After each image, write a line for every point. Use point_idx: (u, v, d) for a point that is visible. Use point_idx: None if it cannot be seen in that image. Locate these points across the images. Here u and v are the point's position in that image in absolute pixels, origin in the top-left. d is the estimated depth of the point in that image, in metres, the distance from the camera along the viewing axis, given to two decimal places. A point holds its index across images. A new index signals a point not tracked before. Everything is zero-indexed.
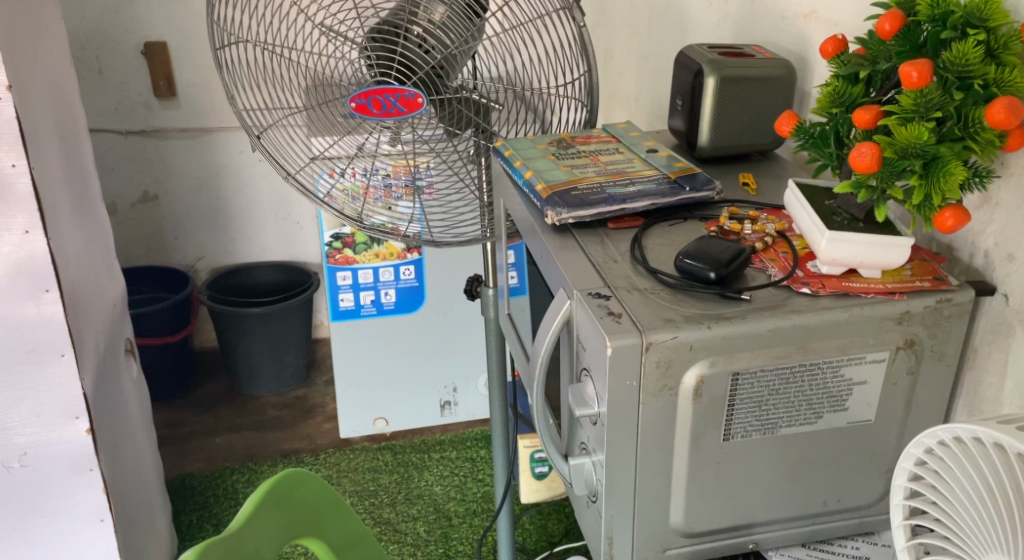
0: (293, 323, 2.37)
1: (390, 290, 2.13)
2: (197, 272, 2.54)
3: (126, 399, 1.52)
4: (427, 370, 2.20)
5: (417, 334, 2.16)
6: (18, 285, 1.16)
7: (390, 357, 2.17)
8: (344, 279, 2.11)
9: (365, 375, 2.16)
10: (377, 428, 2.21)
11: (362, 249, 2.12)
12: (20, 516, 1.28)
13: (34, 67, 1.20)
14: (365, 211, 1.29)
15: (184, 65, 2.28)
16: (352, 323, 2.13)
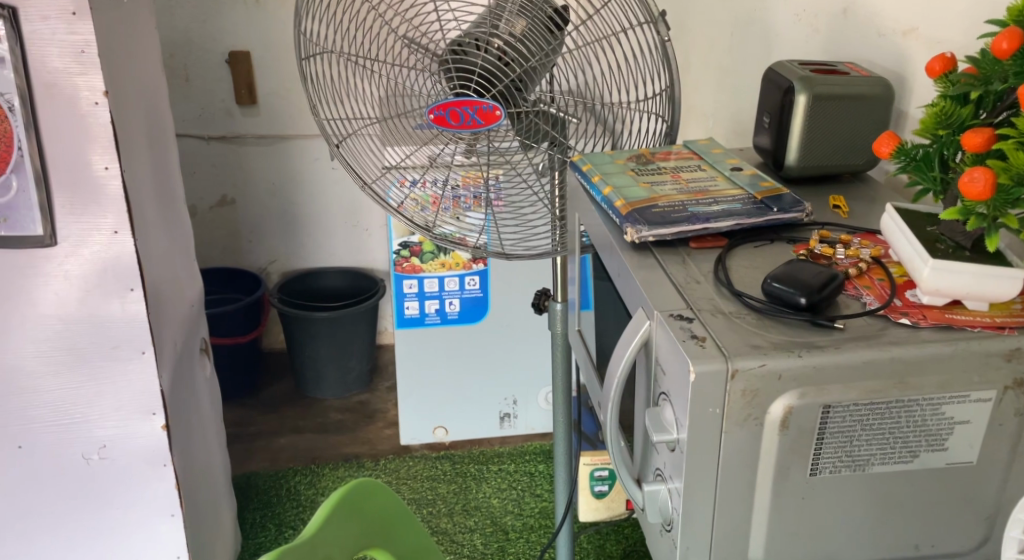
0: (360, 329, 2.39)
1: (455, 300, 2.13)
2: (268, 275, 2.59)
3: (199, 397, 1.56)
4: (490, 381, 2.19)
5: (481, 345, 2.16)
6: (106, 283, 1.20)
7: (455, 367, 2.17)
8: (410, 287, 2.12)
9: (428, 384, 2.17)
10: (437, 437, 2.21)
11: (428, 258, 2.13)
12: (97, 507, 1.32)
13: (129, 72, 1.24)
14: (432, 220, 1.29)
15: (266, 73, 2.33)
16: (417, 331, 2.14)
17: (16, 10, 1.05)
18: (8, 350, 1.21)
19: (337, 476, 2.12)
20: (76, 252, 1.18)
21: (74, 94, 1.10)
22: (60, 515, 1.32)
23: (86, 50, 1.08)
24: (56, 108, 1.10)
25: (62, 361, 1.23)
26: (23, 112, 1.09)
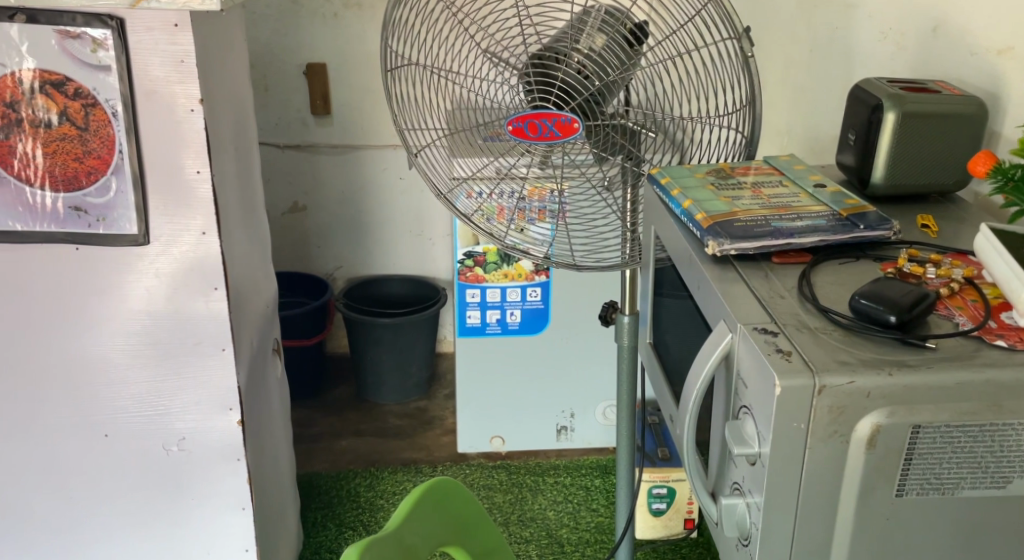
0: (422, 336, 2.43)
1: (516, 310, 2.12)
2: (335, 281, 2.65)
3: (271, 395, 1.60)
4: (551, 394, 2.19)
5: (543, 356, 2.16)
6: (192, 282, 1.25)
7: (516, 377, 2.18)
8: (472, 296, 2.12)
9: (487, 394, 2.19)
10: (494, 447, 2.23)
11: (491, 269, 2.12)
12: (175, 495, 1.38)
13: (221, 82, 1.29)
14: (497, 230, 1.32)
15: (342, 85, 2.39)
16: (479, 340, 2.15)
17: (123, 21, 1.11)
18: (98, 344, 1.27)
19: (395, 480, 2.16)
20: (166, 251, 1.23)
21: (171, 101, 1.15)
22: (139, 504, 1.37)
23: (185, 60, 1.13)
24: (154, 114, 1.16)
25: (149, 355, 1.29)
26: (124, 117, 1.15)
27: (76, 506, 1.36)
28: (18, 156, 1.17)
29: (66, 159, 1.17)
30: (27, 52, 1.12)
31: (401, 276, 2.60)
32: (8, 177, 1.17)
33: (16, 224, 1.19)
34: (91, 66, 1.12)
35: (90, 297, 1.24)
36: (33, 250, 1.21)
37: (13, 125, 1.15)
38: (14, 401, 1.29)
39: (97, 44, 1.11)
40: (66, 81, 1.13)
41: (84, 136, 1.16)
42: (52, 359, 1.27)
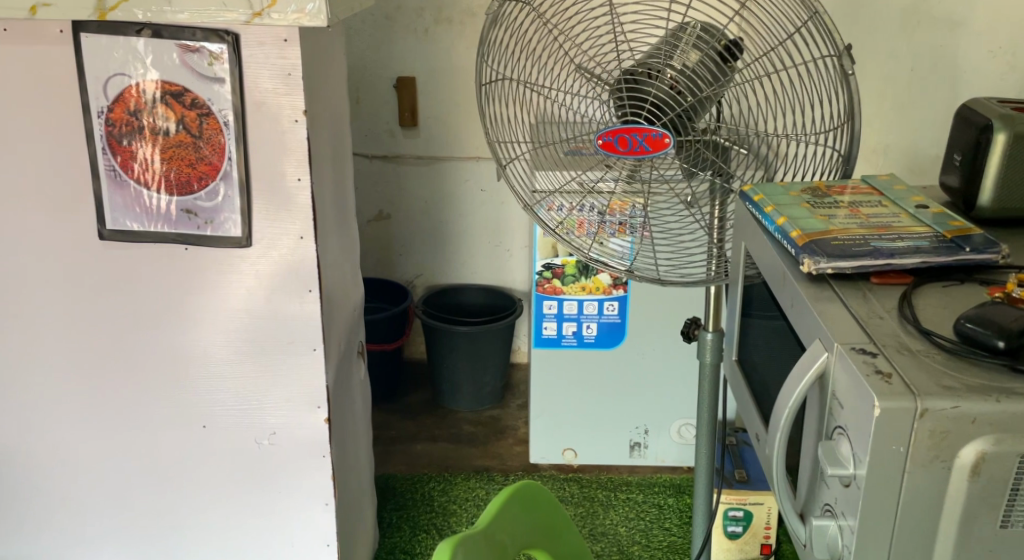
0: (498, 346, 2.45)
1: (593, 323, 2.11)
2: (414, 289, 2.70)
3: (354, 396, 1.65)
4: (626, 409, 2.18)
5: (618, 371, 2.15)
6: (288, 284, 1.30)
7: (592, 391, 2.17)
8: (550, 308, 2.10)
9: (561, 406, 2.19)
10: (566, 459, 2.23)
11: (569, 281, 2.10)
12: (264, 487, 1.43)
13: (322, 93, 1.35)
14: (577, 244, 1.33)
15: (430, 98, 2.45)
16: (554, 352, 2.14)
17: (238, 36, 1.17)
18: (199, 339, 1.33)
19: (469, 486, 2.18)
20: (266, 253, 1.28)
21: (278, 112, 1.21)
22: (231, 493, 1.43)
23: (293, 73, 1.19)
24: (261, 124, 1.21)
25: (245, 352, 1.34)
26: (235, 126, 1.21)
27: (173, 492, 1.43)
28: (138, 161, 1.24)
29: (181, 165, 1.24)
30: (151, 65, 1.19)
31: (479, 285, 2.63)
32: (128, 180, 1.25)
33: (133, 224, 1.26)
34: (208, 78, 1.19)
35: (196, 294, 1.31)
36: (145, 249, 1.28)
37: (135, 132, 1.22)
38: (121, 390, 1.37)
39: (214, 58, 1.18)
40: (185, 92, 1.20)
41: (197, 144, 1.23)
42: (156, 352, 1.34)
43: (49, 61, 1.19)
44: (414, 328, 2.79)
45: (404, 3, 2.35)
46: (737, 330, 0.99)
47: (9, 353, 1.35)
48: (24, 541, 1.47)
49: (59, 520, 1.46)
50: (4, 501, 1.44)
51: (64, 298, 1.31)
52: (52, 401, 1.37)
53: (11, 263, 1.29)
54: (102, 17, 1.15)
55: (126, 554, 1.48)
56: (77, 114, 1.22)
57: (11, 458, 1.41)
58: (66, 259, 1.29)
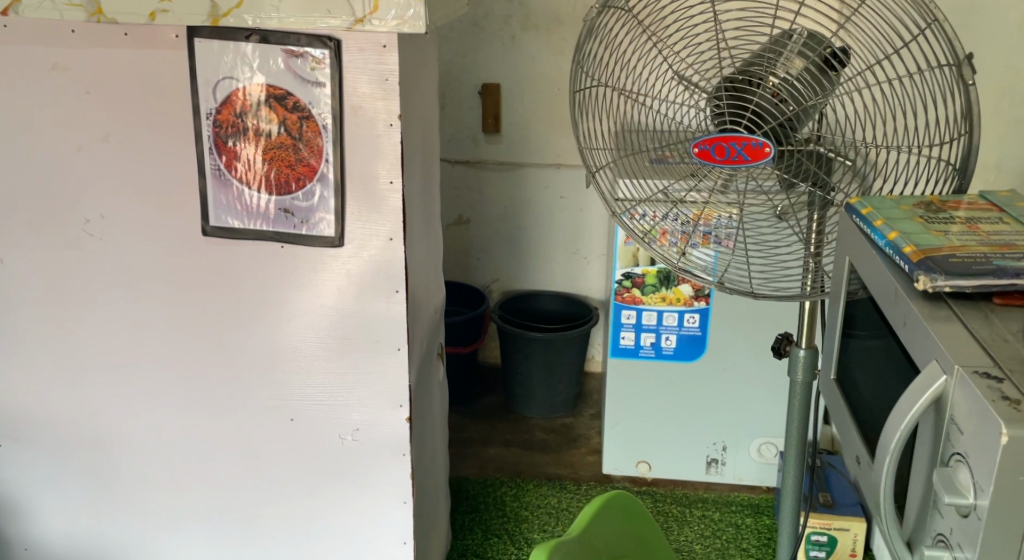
0: (572, 354, 2.44)
1: (672, 335, 2.07)
2: (491, 293, 2.71)
3: (433, 398, 1.66)
4: (704, 424, 2.14)
5: (697, 385, 2.11)
6: (377, 284, 1.33)
7: (668, 404, 2.13)
8: (628, 318, 2.08)
9: (636, 418, 2.16)
10: (640, 472, 2.20)
11: (649, 291, 2.06)
12: (345, 482, 1.46)
13: (415, 99, 1.37)
14: (661, 252, 1.33)
15: (515, 105, 2.46)
16: (631, 362, 2.11)
17: (340, 42, 1.20)
18: (288, 335, 1.37)
19: (541, 493, 2.17)
20: (357, 253, 1.31)
21: (374, 116, 1.23)
22: (314, 485, 1.47)
23: (390, 78, 1.21)
24: (357, 127, 1.24)
25: (333, 349, 1.37)
26: (333, 129, 1.24)
27: (260, 482, 1.48)
28: (242, 161, 1.28)
29: (281, 166, 1.27)
30: (258, 69, 1.23)
31: (555, 292, 2.62)
32: (232, 179, 1.29)
33: (234, 222, 1.31)
34: (310, 83, 1.22)
35: (288, 291, 1.34)
36: (240, 246, 1.32)
37: (240, 133, 1.27)
38: (214, 381, 1.41)
39: (317, 63, 1.21)
40: (287, 96, 1.24)
41: (297, 146, 1.26)
42: (248, 346, 1.38)
43: (164, 65, 1.24)
44: (489, 332, 2.80)
45: (492, 11, 2.37)
46: (837, 345, 0.94)
47: (112, 341, 1.41)
48: (119, 521, 1.53)
49: (152, 503, 1.51)
50: (102, 482, 1.51)
51: (165, 291, 1.37)
52: (150, 389, 1.43)
53: (117, 255, 1.35)
54: (215, 22, 1.19)
55: (212, 539, 1.53)
56: (187, 115, 1.27)
57: (110, 441, 1.48)
58: (168, 253, 1.34)
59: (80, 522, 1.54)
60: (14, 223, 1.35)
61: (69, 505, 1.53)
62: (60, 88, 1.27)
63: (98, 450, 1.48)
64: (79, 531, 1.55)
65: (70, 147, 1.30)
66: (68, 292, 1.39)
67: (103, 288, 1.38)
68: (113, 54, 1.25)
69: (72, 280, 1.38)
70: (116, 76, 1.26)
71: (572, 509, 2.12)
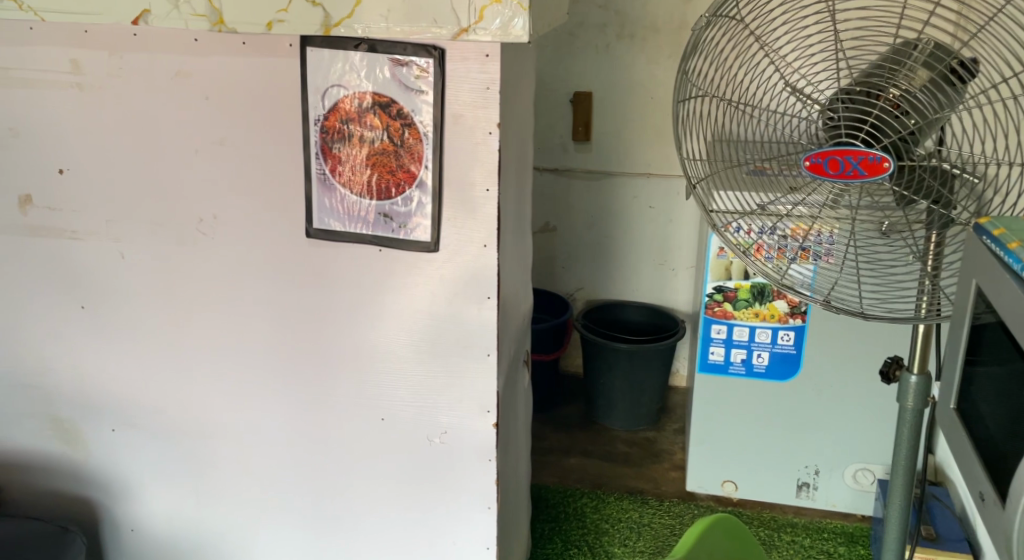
0: (657, 367, 2.39)
1: (764, 352, 2.01)
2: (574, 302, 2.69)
3: (518, 405, 1.66)
4: (795, 446, 2.06)
5: (789, 405, 2.03)
6: (468, 289, 1.33)
7: (757, 423, 2.07)
8: (718, 332, 2.02)
9: (722, 436, 2.10)
10: (725, 491, 2.15)
11: (742, 306, 1.99)
12: (431, 484, 1.47)
13: (513, 107, 1.37)
14: (762, 268, 1.30)
15: (608, 114, 2.44)
16: (720, 378, 2.06)
17: (445, 52, 1.22)
18: (380, 336, 1.39)
19: (622, 507, 2.14)
20: (450, 259, 1.32)
21: (474, 124, 1.24)
22: (403, 485, 1.48)
23: (491, 87, 1.22)
24: (457, 135, 1.25)
25: (423, 352, 1.39)
26: (434, 136, 1.25)
27: (349, 480, 1.50)
28: (345, 166, 1.30)
29: (382, 171, 1.29)
30: (364, 76, 1.25)
31: (640, 303, 2.57)
32: (336, 184, 1.31)
33: (335, 225, 1.33)
34: (414, 91, 1.24)
35: (382, 293, 1.36)
36: (337, 248, 1.35)
37: (345, 139, 1.29)
38: (308, 379, 1.45)
39: (421, 72, 1.23)
40: (392, 103, 1.26)
41: (399, 152, 1.28)
42: (341, 346, 1.41)
43: (276, 72, 1.28)
44: (572, 341, 2.78)
45: (587, 19, 2.36)
46: (958, 374, 0.89)
47: (217, 335, 1.46)
48: (218, 508, 1.58)
49: (246, 493, 1.56)
50: (201, 470, 1.56)
51: (268, 289, 1.41)
52: (251, 383, 1.48)
53: (224, 253, 1.40)
54: (327, 32, 1.23)
55: (304, 531, 1.56)
56: (294, 121, 1.30)
57: (212, 431, 1.53)
58: (270, 253, 1.38)
59: (179, 508, 1.60)
60: (133, 220, 1.42)
61: (172, 489, 1.59)
62: (181, 93, 1.33)
63: (201, 438, 1.54)
64: (181, 515, 1.60)
65: (188, 150, 1.36)
66: (175, 287, 1.44)
67: (208, 284, 1.43)
68: (228, 61, 1.29)
69: (182, 276, 1.43)
70: (231, 83, 1.30)
71: (654, 525, 2.08)
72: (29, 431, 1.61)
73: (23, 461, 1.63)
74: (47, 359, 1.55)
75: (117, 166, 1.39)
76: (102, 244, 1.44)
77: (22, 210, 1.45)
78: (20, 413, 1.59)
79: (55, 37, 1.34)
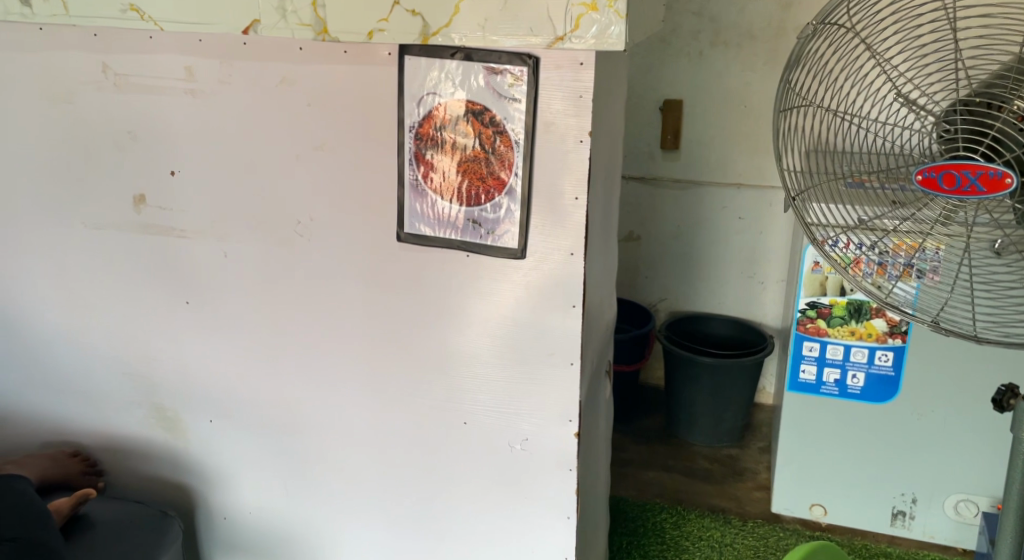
0: (743, 382, 2.33)
1: (859, 373, 1.91)
2: (657, 312, 2.65)
3: (600, 415, 1.63)
4: (890, 472, 1.97)
5: (883, 428, 1.94)
6: (553, 297, 1.32)
7: (848, 445, 1.98)
8: (810, 350, 1.93)
9: (810, 457, 2.03)
10: (813, 515, 2.07)
11: (837, 323, 1.89)
12: (510, 491, 1.46)
13: (605, 115, 1.36)
14: (864, 285, 1.27)
15: (699, 122, 2.39)
16: (810, 398, 1.98)
17: (539, 60, 1.21)
18: (463, 341, 1.39)
19: (703, 525, 2.09)
20: (536, 266, 1.31)
21: (564, 133, 1.24)
22: (483, 490, 1.48)
23: (584, 95, 1.21)
24: (548, 144, 1.25)
25: (507, 358, 1.38)
26: (525, 144, 1.25)
27: (431, 481, 1.51)
28: (437, 173, 1.31)
29: (473, 178, 1.30)
30: (459, 84, 1.26)
31: (727, 317, 2.52)
32: (427, 190, 1.33)
33: (425, 230, 1.35)
34: (506, 99, 1.24)
35: (467, 298, 1.37)
36: (424, 252, 1.36)
37: (437, 146, 1.30)
38: (393, 380, 1.47)
39: (516, 80, 1.23)
40: (484, 110, 1.26)
41: (489, 159, 1.28)
42: (426, 349, 1.42)
43: (372, 80, 1.31)
44: (654, 353, 2.74)
45: (680, 26, 2.32)
46: None
47: (308, 334, 1.49)
48: (305, 501, 1.62)
49: (331, 488, 1.59)
50: (288, 464, 1.60)
51: (356, 290, 1.43)
52: (338, 382, 1.51)
53: (316, 255, 1.44)
54: (425, 41, 1.24)
55: (386, 529, 1.58)
56: (389, 127, 1.32)
57: (301, 427, 1.56)
58: (360, 255, 1.41)
59: (267, 499, 1.64)
60: (235, 221, 1.47)
61: (261, 481, 1.63)
62: (284, 99, 1.37)
63: (291, 433, 1.58)
64: (268, 506, 1.65)
65: (288, 155, 1.40)
66: (269, 286, 1.49)
67: (300, 284, 1.46)
68: (327, 69, 1.33)
69: (277, 276, 1.47)
70: (331, 90, 1.33)
71: (736, 545, 2.02)
72: (133, 419, 1.68)
73: (126, 448, 1.71)
74: (151, 350, 1.62)
75: (222, 168, 1.45)
76: (205, 243, 1.50)
77: (135, 209, 1.52)
78: (127, 400, 1.67)
79: (169, 45, 1.40)
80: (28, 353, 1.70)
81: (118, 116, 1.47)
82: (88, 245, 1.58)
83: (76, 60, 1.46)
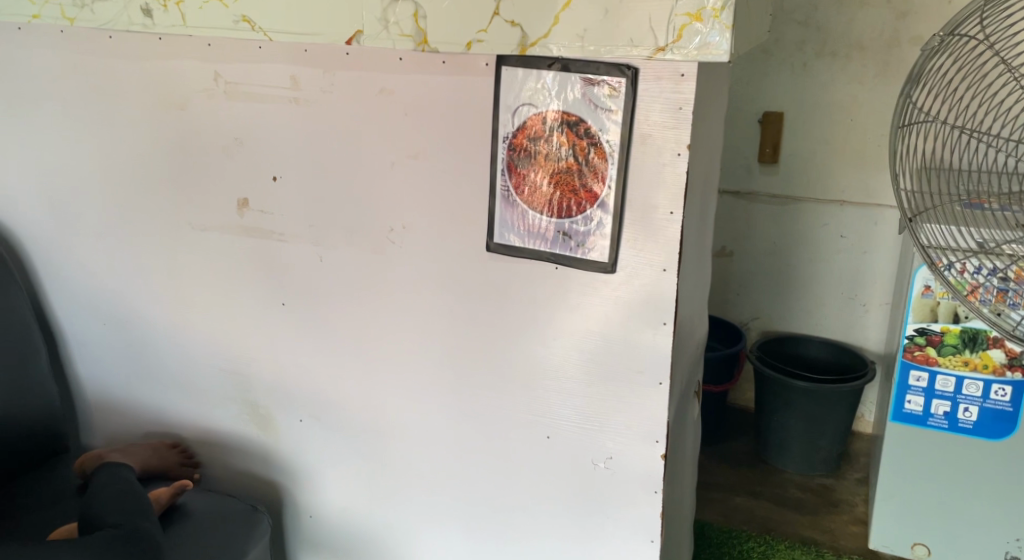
0: (840, 410, 2.22)
1: (972, 407, 1.77)
2: (749, 331, 2.55)
3: (688, 435, 1.57)
4: (1003, 515, 1.83)
5: (997, 467, 1.80)
6: (643, 313, 1.27)
7: (957, 483, 1.85)
8: (917, 380, 1.81)
9: (914, 493, 1.90)
10: (915, 555, 1.93)
11: (948, 352, 1.76)
12: (592, 510, 1.42)
13: (705, 128, 1.30)
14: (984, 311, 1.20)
15: (802, 137, 2.29)
16: (915, 430, 1.85)
17: (638, 71, 1.18)
18: (548, 354, 1.36)
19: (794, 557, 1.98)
20: (627, 281, 1.27)
21: (661, 146, 1.19)
22: (564, 506, 1.44)
23: (684, 107, 1.17)
24: (643, 155, 1.20)
25: (592, 374, 1.34)
26: (620, 156, 1.21)
27: (512, 494, 1.48)
28: (528, 184, 1.28)
29: (565, 190, 1.26)
30: (555, 94, 1.23)
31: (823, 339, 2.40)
32: (518, 201, 1.30)
33: (514, 240, 1.32)
34: (602, 110, 1.21)
35: (554, 310, 1.33)
36: (511, 262, 1.34)
37: (530, 157, 1.27)
38: (477, 391, 1.44)
39: (612, 91, 1.19)
40: (579, 121, 1.22)
41: (582, 170, 1.24)
42: (510, 360, 1.40)
43: (467, 89, 1.29)
44: (745, 373, 2.63)
45: (785, 36, 2.23)
46: None
47: (395, 340, 1.49)
48: (385, 506, 1.62)
49: (412, 494, 1.58)
50: (370, 468, 1.60)
51: (442, 298, 1.42)
52: (422, 389, 1.49)
53: (405, 261, 1.43)
54: (523, 51, 1.21)
55: (465, 539, 1.56)
56: (481, 137, 1.31)
57: (385, 432, 1.56)
58: (447, 264, 1.40)
59: (348, 502, 1.65)
60: (330, 226, 1.48)
61: (344, 484, 1.64)
62: (380, 108, 1.37)
63: (375, 438, 1.58)
64: (349, 510, 1.65)
65: (383, 162, 1.40)
66: (359, 291, 1.49)
67: (389, 290, 1.46)
68: (422, 78, 1.32)
69: (366, 281, 1.48)
70: (426, 99, 1.33)
71: None
72: (228, 416, 1.72)
73: (218, 444, 1.75)
74: (245, 350, 1.65)
75: (319, 173, 1.46)
76: (302, 247, 1.52)
77: (238, 213, 1.56)
78: (221, 397, 1.71)
79: (273, 53, 1.43)
80: (133, 347, 1.77)
81: (223, 121, 1.51)
82: (191, 245, 1.62)
83: (187, 67, 1.50)
